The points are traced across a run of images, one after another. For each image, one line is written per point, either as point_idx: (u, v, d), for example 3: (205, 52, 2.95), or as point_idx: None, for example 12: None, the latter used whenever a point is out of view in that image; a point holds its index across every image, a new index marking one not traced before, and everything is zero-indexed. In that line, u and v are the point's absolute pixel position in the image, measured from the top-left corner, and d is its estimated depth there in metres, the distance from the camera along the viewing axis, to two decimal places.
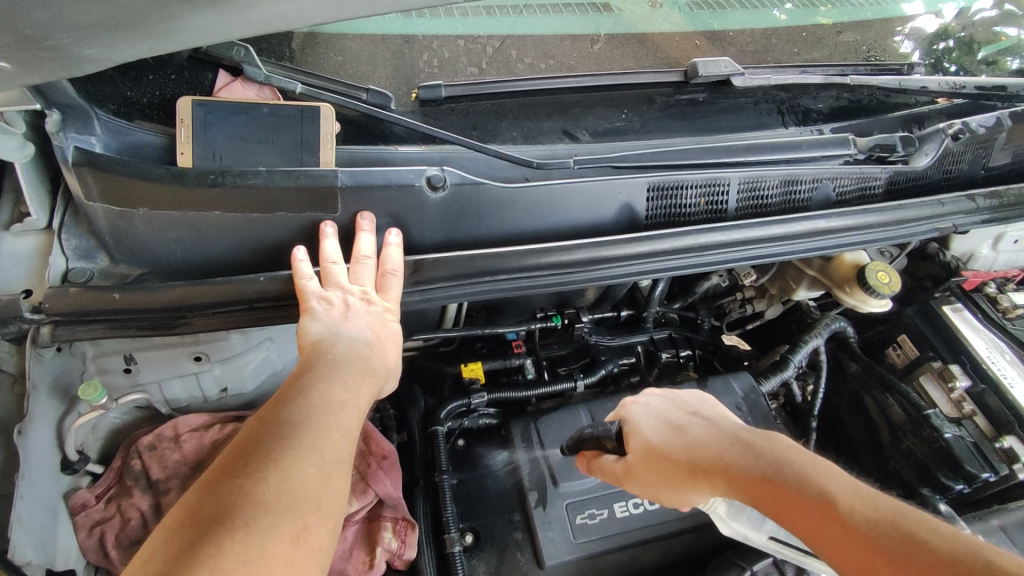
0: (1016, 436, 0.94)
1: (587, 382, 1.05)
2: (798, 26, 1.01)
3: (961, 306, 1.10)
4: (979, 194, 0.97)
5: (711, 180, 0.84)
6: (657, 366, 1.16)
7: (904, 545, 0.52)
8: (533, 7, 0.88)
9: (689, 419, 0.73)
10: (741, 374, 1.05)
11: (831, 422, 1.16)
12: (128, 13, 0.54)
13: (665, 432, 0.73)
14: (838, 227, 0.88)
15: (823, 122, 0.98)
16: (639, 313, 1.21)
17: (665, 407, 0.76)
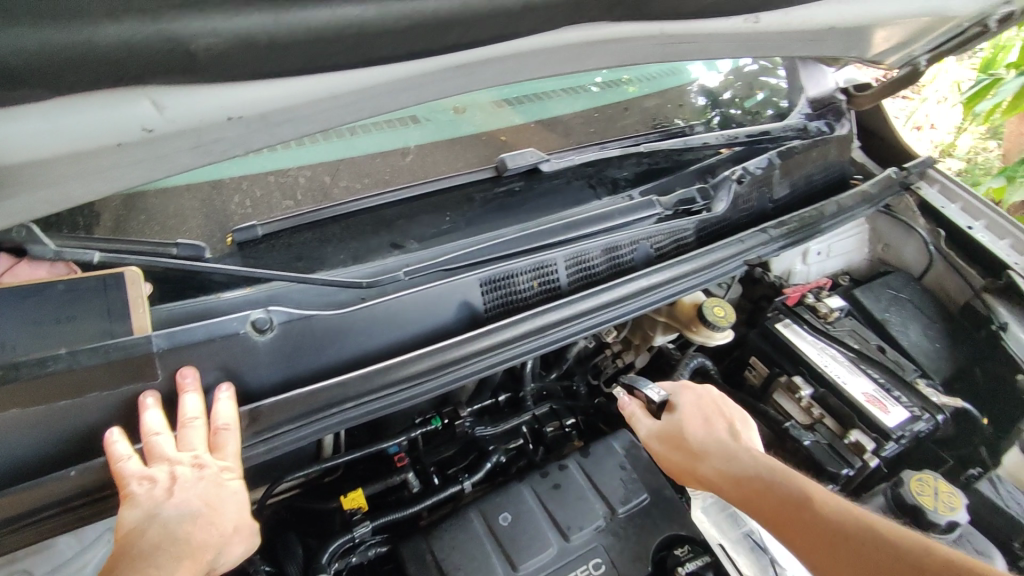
0: (859, 429, 1.05)
1: (475, 480, 1.04)
2: (609, 102, 1.17)
3: (790, 321, 1.22)
4: (770, 227, 1.10)
5: (540, 263, 0.89)
6: (544, 443, 1.19)
7: (866, 542, 0.71)
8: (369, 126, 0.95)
9: (724, 424, 0.91)
10: (619, 433, 1.09)
11: None
12: None
13: (707, 419, 0.91)
14: (658, 281, 0.96)
15: (632, 188, 1.08)
16: (517, 395, 1.24)
17: (711, 406, 0.93)
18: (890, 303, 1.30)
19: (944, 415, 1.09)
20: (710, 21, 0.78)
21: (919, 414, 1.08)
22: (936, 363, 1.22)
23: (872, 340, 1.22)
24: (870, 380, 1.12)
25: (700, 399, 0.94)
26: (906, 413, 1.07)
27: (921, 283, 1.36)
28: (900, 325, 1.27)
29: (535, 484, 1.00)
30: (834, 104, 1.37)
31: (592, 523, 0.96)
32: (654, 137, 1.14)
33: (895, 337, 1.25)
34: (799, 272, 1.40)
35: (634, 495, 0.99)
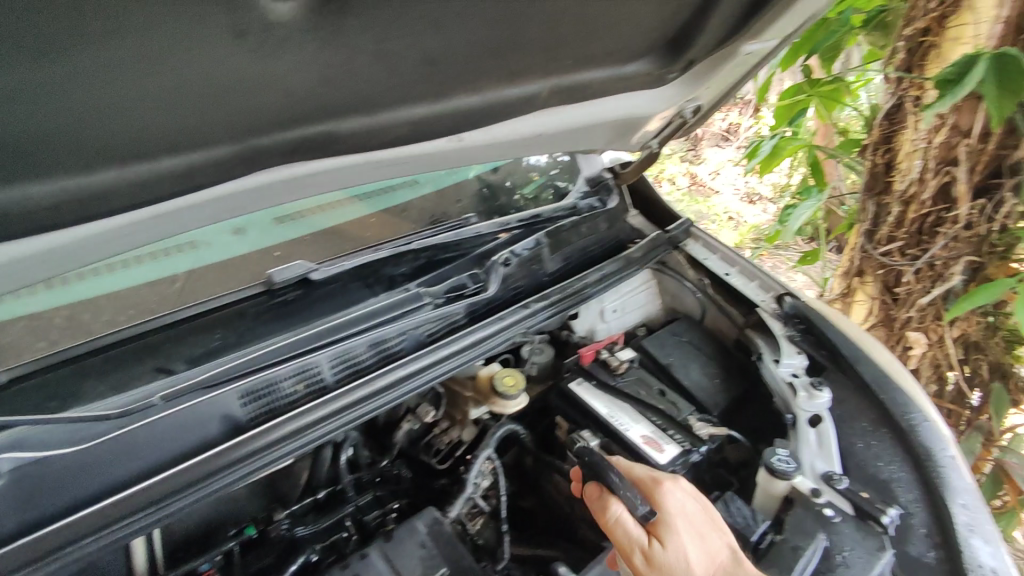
0: (634, 470, 1.18)
1: None
2: (443, 188, 1.36)
3: (582, 379, 1.36)
4: (532, 301, 1.22)
5: (302, 368, 0.98)
6: (365, 532, 1.24)
7: None
8: (185, 246, 1.06)
9: (719, 541, 0.92)
10: (425, 512, 1.15)
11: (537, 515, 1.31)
12: None
13: (689, 527, 0.92)
14: (422, 367, 1.05)
15: (409, 281, 1.20)
16: (338, 489, 1.29)
17: (701, 517, 0.94)
18: (673, 348, 1.47)
19: (706, 444, 1.21)
20: (418, 146, 0.90)
21: (689, 448, 1.19)
22: (714, 397, 1.37)
23: (655, 385, 1.36)
24: (650, 424, 1.25)
25: (693, 510, 0.95)
26: (678, 448, 1.19)
27: (702, 325, 1.54)
28: (681, 366, 1.43)
29: None
30: (603, 181, 1.56)
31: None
32: (429, 232, 1.27)
33: (678, 379, 1.40)
34: (601, 330, 1.55)
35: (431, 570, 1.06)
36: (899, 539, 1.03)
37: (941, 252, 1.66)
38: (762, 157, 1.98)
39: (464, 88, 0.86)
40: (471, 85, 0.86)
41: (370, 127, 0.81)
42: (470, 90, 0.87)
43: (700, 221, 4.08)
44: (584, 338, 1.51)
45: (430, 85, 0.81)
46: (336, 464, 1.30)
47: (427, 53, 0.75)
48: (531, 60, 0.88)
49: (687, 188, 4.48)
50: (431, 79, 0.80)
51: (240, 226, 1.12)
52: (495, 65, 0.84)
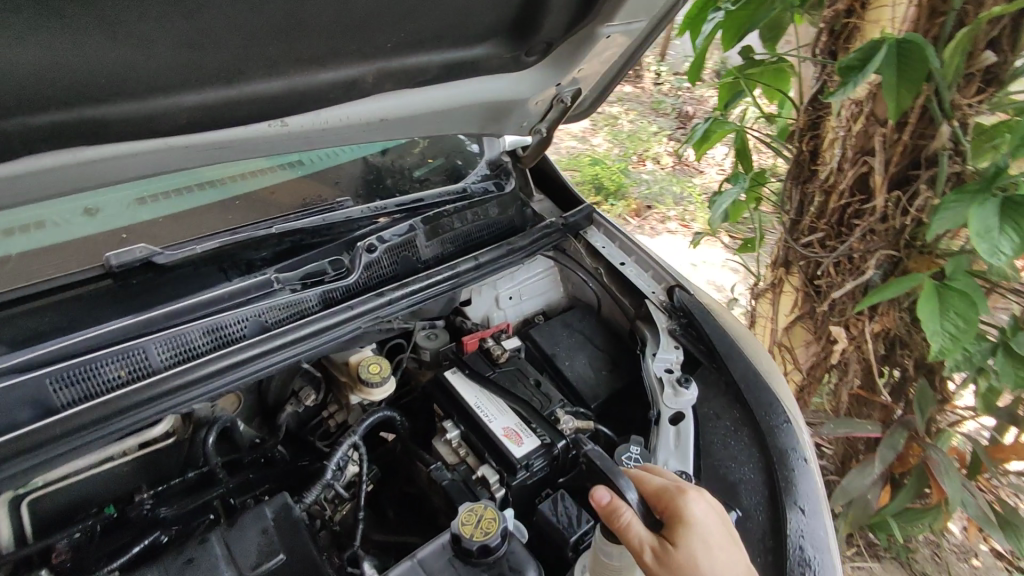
0: (488, 464, 1.15)
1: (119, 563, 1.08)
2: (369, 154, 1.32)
3: (457, 367, 1.31)
4: (388, 290, 1.18)
5: (126, 352, 0.96)
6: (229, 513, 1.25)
7: None
8: (32, 226, 1.02)
9: (733, 555, 0.81)
10: (275, 498, 1.12)
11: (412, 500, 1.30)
12: None
13: (713, 537, 0.80)
14: (256, 354, 1.03)
15: (265, 266, 1.16)
16: (207, 470, 1.30)
17: (721, 526, 0.82)
18: (562, 339, 1.43)
19: (566, 440, 1.17)
20: (229, 131, 0.88)
21: (549, 443, 1.16)
22: (595, 389, 1.32)
23: (532, 376, 1.31)
24: (515, 415, 1.21)
25: (714, 519, 0.82)
26: (537, 442, 1.16)
27: (598, 315, 1.49)
28: (567, 357, 1.38)
29: (168, 563, 1.01)
30: (501, 164, 1.50)
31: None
32: (294, 216, 1.21)
33: (561, 370, 1.35)
34: (496, 318, 1.50)
35: (268, 557, 1.03)
36: None
37: (858, 244, 1.62)
38: (693, 140, 1.89)
39: (258, 73, 0.84)
40: (265, 69, 0.84)
41: (155, 111, 0.79)
42: (266, 76, 0.85)
43: (676, 203, 3.98)
44: (478, 324, 1.46)
45: (209, 68, 0.79)
46: (202, 445, 1.29)
47: (185, 36, 0.73)
48: (333, 42, 0.85)
49: (668, 168, 4.36)
50: (208, 64, 0.78)
51: (96, 210, 1.08)
52: (286, 48, 0.82)
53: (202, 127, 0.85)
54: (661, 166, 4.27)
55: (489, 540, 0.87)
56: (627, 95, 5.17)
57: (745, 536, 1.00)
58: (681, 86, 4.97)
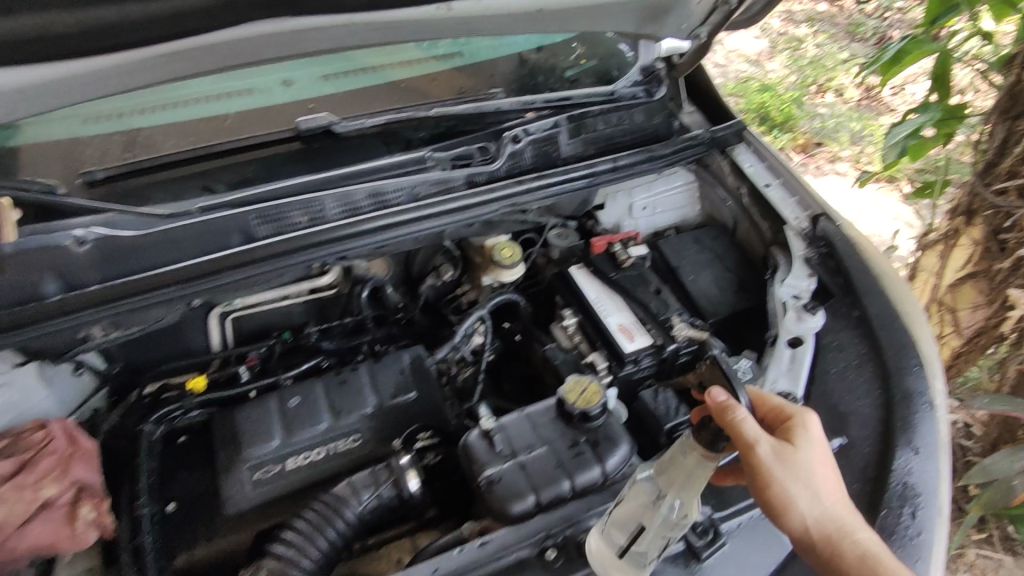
0: (598, 352, 1.23)
1: (293, 375, 1.32)
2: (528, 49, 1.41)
3: (583, 266, 1.38)
4: (527, 178, 1.26)
5: (308, 203, 1.14)
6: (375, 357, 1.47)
7: None
8: (244, 92, 1.24)
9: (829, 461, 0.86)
10: (412, 349, 1.30)
11: (526, 379, 1.40)
12: None
13: (823, 445, 0.85)
14: (406, 220, 1.17)
15: (422, 145, 1.27)
16: (360, 320, 1.52)
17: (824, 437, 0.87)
18: (689, 255, 1.42)
19: (677, 343, 1.22)
20: (406, 12, 0.98)
21: (660, 344, 1.22)
22: (715, 308, 1.32)
23: (653, 283, 1.34)
24: (630, 314, 1.27)
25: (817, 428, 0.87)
26: (649, 341, 1.22)
27: (732, 237, 1.45)
28: (691, 272, 1.38)
29: (328, 381, 1.23)
30: (655, 71, 1.44)
31: (360, 409, 1.18)
32: (452, 103, 1.30)
33: (683, 283, 1.37)
34: (627, 226, 1.52)
35: (402, 391, 1.21)
36: None
37: None
38: (882, 62, 1.66)
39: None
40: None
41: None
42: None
43: (854, 144, 3.54)
44: (608, 230, 1.50)
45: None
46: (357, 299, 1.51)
47: None
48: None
49: (854, 102, 3.84)
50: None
51: (293, 80, 1.27)
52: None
53: (380, 6, 0.95)
54: (845, 100, 3.78)
55: (590, 409, 0.96)
56: (822, 15, 4.54)
57: (846, 464, 0.98)
58: (893, 5, 4.24)
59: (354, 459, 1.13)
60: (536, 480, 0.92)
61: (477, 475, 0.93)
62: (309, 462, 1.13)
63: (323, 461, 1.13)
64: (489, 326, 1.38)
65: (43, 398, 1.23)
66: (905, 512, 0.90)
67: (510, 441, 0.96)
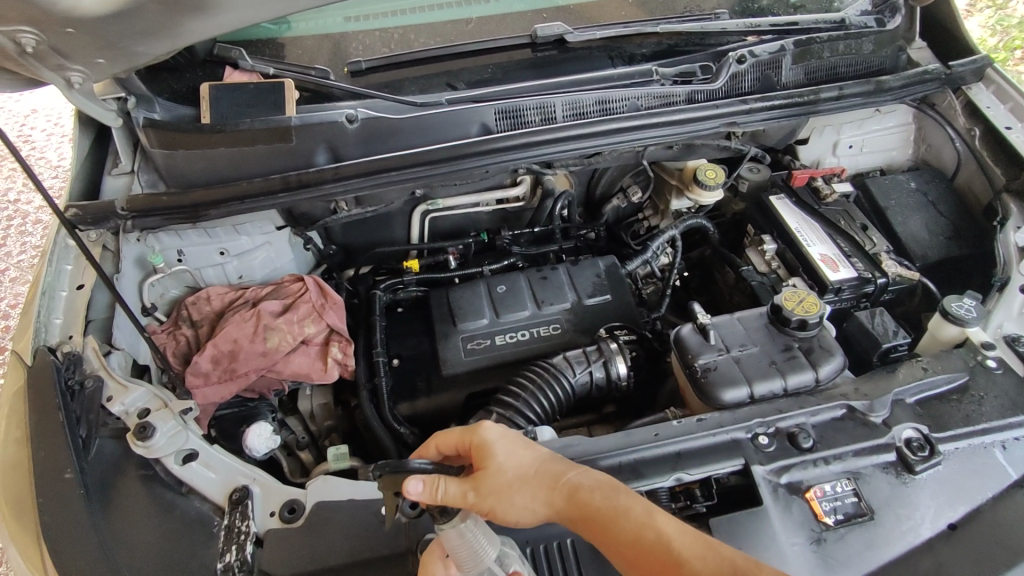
0: (798, 277, 1.25)
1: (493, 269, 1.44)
2: None
3: (783, 197, 1.39)
4: (754, 100, 1.27)
5: (543, 104, 1.24)
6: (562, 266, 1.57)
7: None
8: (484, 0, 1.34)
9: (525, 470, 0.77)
10: (607, 258, 1.37)
11: (709, 302, 1.42)
12: (151, 22, 0.92)
13: (496, 469, 0.75)
14: (630, 129, 1.23)
15: (645, 61, 1.33)
16: (549, 230, 1.58)
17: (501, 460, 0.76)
18: (900, 197, 1.36)
19: (887, 279, 1.20)
20: None
21: (866, 277, 1.20)
22: (926, 251, 1.27)
23: (859, 221, 1.31)
24: (834, 246, 1.26)
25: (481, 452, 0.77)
26: (857, 273, 1.20)
27: (950, 183, 1.38)
28: (901, 213, 1.33)
29: (530, 275, 1.34)
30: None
31: (561, 302, 1.28)
32: (677, 21, 1.34)
33: (891, 225, 1.32)
34: (828, 163, 1.48)
35: (598, 291, 1.30)
36: None
37: None
38: None
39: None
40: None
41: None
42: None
43: None
44: (807, 166, 1.47)
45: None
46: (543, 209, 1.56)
47: None
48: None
49: None
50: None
51: None
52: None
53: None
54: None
55: (808, 318, 1.00)
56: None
57: None
58: None
59: (555, 344, 1.24)
60: (749, 373, 0.98)
61: (691, 362, 1.00)
62: (516, 342, 1.24)
63: (527, 341, 1.24)
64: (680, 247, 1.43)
65: (290, 261, 1.42)
66: None
67: (723, 338, 1.02)
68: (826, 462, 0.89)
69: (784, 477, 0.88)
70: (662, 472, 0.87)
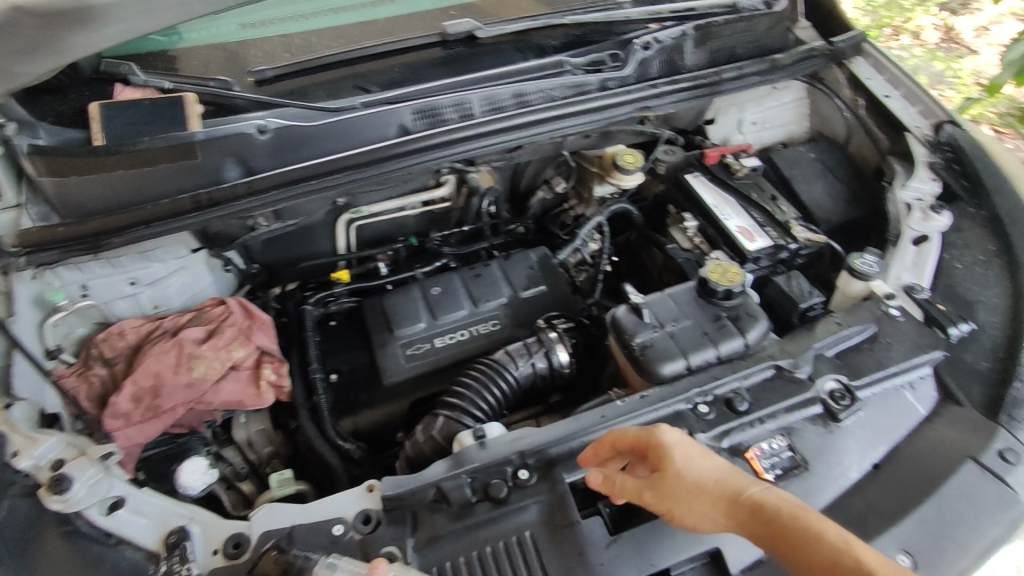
0: (721, 251, 1.30)
1: (425, 271, 1.43)
2: None
3: (698, 175, 1.45)
4: (661, 83, 1.33)
5: (459, 101, 1.24)
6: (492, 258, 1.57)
7: None
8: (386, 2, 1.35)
9: (747, 480, 0.78)
10: (538, 250, 1.38)
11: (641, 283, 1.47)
12: (25, 38, 0.83)
13: (688, 474, 0.77)
14: (547, 118, 1.25)
15: (556, 53, 1.34)
16: (478, 227, 1.59)
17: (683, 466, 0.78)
18: (802, 167, 1.46)
19: (797, 244, 1.27)
20: None
21: (780, 244, 1.28)
22: (830, 215, 1.37)
23: (769, 192, 1.39)
24: (749, 218, 1.33)
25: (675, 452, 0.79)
26: (771, 241, 1.28)
27: (844, 150, 1.48)
28: (804, 181, 1.43)
29: (464, 274, 1.33)
30: None
31: (497, 298, 1.28)
32: (582, 12, 1.38)
33: (797, 193, 1.41)
34: (736, 140, 1.55)
35: (533, 283, 1.31)
36: (957, 346, 1.04)
37: None
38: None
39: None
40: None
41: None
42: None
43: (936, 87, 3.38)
44: (717, 144, 1.55)
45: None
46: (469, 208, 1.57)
47: None
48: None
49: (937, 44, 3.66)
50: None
51: None
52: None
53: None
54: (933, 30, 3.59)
55: (733, 288, 1.05)
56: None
57: (975, 345, 1.04)
58: None
59: (495, 340, 1.24)
60: (684, 344, 1.01)
61: (629, 340, 1.02)
62: (456, 343, 1.22)
63: (467, 340, 1.23)
64: (606, 233, 1.46)
65: (210, 285, 1.35)
66: None
67: (656, 314, 1.05)
68: (761, 422, 0.94)
69: (724, 442, 0.92)
70: None
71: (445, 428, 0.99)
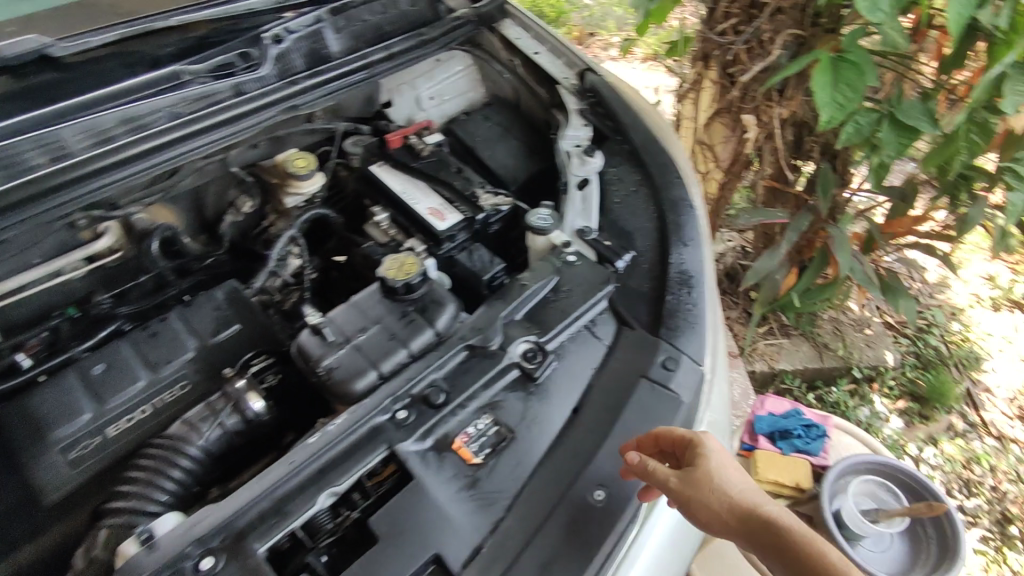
0: (414, 238, 1.26)
1: (86, 346, 1.23)
2: None
3: (383, 163, 1.40)
4: (300, 78, 1.22)
5: (43, 139, 0.99)
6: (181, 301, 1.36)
7: None
8: None
9: (731, 488, 0.80)
10: (224, 285, 1.22)
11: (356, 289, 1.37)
12: None
13: (724, 465, 0.83)
14: (173, 141, 1.08)
15: (171, 62, 1.16)
16: (159, 275, 1.34)
17: (714, 462, 0.83)
18: (482, 132, 1.48)
19: (485, 212, 1.29)
20: None
21: (469, 216, 1.27)
22: (515, 175, 1.42)
23: (454, 165, 1.39)
24: (437, 198, 1.32)
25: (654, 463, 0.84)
26: (461, 216, 1.27)
27: (518, 108, 1.54)
28: (488, 148, 1.46)
29: (134, 338, 1.11)
30: None
31: (179, 356, 1.10)
32: (195, 8, 1.20)
33: (482, 160, 1.44)
34: (420, 118, 1.52)
35: (223, 326, 1.15)
36: (622, 275, 1.15)
37: (767, 25, 1.70)
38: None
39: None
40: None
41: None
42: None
43: (620, 31, 3.79)
44: (401, 126, 1.50)
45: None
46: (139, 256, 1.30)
47: None
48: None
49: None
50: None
51: None
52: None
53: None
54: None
55: (410, 279, 1.02)
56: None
57: (637, 270, 1.15)
58: None
59: (183, 404, 1.08)
60: (372, 355, 0.96)
61: (314, 367, 0.95)
62: (132, 425, 1.04)
63: (148, 417, 1.06)
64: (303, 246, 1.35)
65: None
66: (683, 292, 1.10)
67: (339, 330, 0.98)
68: (462, 406, 0.94)
69: (429, 441, 0.90)
70: (308, 497, 0.82)
71: (109, 539, 0.83)
